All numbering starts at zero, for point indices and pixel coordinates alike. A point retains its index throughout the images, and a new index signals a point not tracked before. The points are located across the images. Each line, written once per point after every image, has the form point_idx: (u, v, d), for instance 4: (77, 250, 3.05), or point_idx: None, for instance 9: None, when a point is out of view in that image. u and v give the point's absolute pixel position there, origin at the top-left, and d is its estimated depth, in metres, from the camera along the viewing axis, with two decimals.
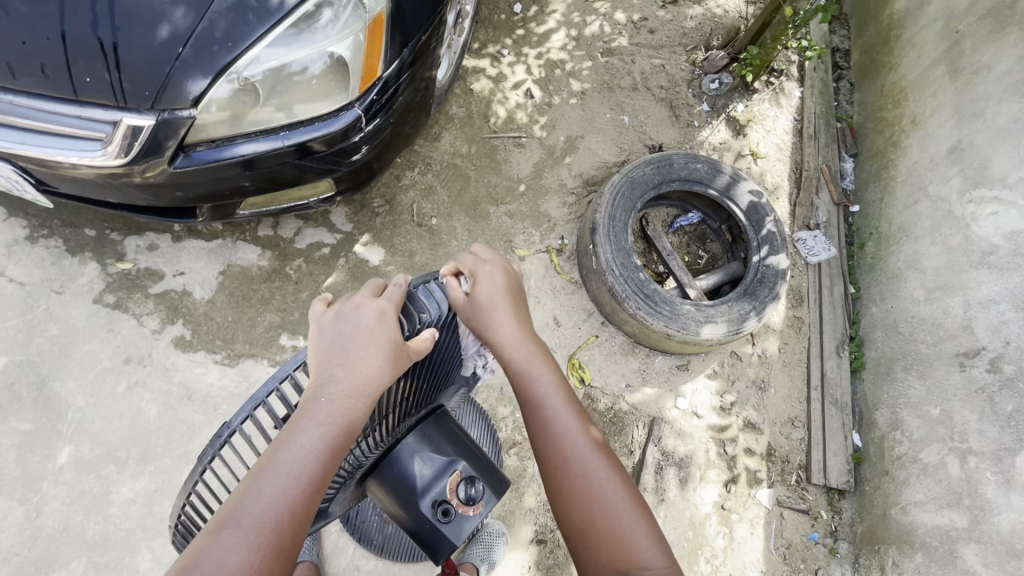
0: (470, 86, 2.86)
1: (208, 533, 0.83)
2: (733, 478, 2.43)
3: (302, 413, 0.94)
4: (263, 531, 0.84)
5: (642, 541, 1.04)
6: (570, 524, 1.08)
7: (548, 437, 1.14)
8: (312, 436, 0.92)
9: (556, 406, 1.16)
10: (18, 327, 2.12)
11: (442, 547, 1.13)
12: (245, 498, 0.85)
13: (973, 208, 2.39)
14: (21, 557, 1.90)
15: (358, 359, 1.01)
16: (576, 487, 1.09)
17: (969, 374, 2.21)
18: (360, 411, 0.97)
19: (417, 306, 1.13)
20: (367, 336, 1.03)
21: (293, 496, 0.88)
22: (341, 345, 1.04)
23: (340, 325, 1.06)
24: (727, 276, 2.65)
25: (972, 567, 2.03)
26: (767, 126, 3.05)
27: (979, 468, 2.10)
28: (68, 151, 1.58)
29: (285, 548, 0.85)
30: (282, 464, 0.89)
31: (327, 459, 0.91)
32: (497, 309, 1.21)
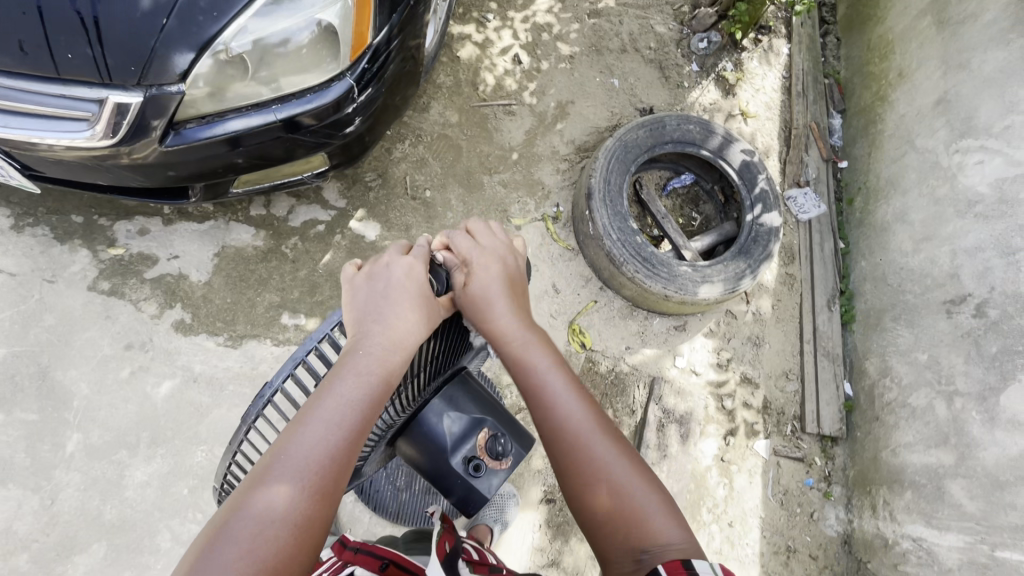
0: (457, 53, 2.80)
1: (255, 474, 0.90)
2: (732, 431, 2.52)
3: (341, 366, 0.99)
4: (309, 475, 0.91)
5: (658, 522, 1.06)
6: (582, 506, 1.11)
7: (557, 432, 1.15)
8: (352, 390, 0.97)
9: (560, 395, 1.17)
10: (13, 318, 2.09)
11: (474, 501, 1.18)
12: (290, 444, 0.92)
13: (959, 158, 2.44)
14: (39, 544, 1.91)
15: (393, 316, 1.05)
16: (588, 468, 1.11)
17: (955, 320, 2.29)
18: (395, 367, 1.01)
19: (442, 261, 1.17)
20: (399, 294, 1.07)
21: (336, 445, 0.94)
22: (377, 301, 1.08)
23: (376, 284, 1.10)
24: (722, 236, 2.69)
25: (958, 501, 2.13)
26: (756, 85, 3.04)
27: (965, 408, 2.19)
28: (53, 132, 1.53)
29: (330, 492, 0.92)
30: (324, 413, 0.95)
31: (366, 411, 0.97)
32: (496, 302, 1.18)
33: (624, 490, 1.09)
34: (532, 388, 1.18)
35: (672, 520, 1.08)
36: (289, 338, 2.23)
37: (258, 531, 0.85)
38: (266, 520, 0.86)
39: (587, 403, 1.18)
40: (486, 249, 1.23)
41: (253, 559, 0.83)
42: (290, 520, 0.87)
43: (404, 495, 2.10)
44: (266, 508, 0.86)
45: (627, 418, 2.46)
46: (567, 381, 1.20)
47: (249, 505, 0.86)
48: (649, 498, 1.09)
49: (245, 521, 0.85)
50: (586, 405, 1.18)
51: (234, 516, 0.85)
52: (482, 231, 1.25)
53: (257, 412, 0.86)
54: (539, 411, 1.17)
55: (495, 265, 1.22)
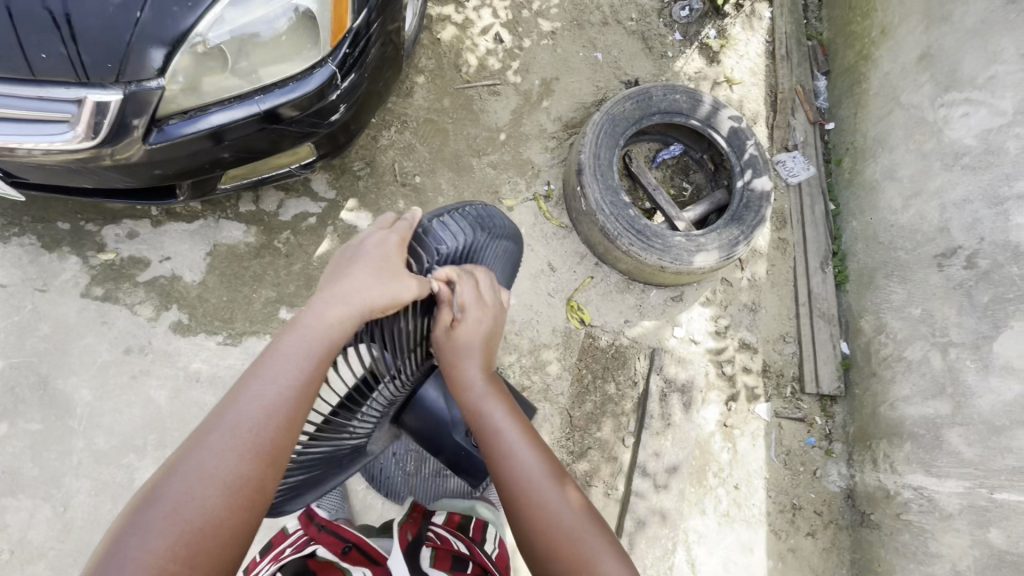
0: (437, 35, 2.76)
1: (197, 434, 0.94)
2: (734, 396, 2.56)
3: (288, 333, 1.04)
4: (247, 435, 0.94)
5: (608, 564, 1.06)
6: (534, 558, 1.09)
7: (506, 482, 1.14)
8: (297, 354, 1.02)
9: (513, 445, 1.17)
10: (8, 329, 2.07)
11: (479, 464, 1.37)
12: (231, 404, 0.97)
13: (944, 112, 2.46)
14: (56, 551, 1.91)
15: (343, 283, 1.11)
16: (536, 520, 1.10)
17: (946, 273, 2.32)
18: (341, 332, 1.06)
19: (434, 240, 1.35)
20: (359, 263, 1.15)
21: (276, 406, 0.98)
22: (338, 271, 1.15)
23: (344, 256, 1.19)
24: (713, 204, 2.69)
25: (956, 448, 2.18)
26: (739, 51, 3.02)
27: (960, 358, 2.23)
28: (32, 137, 1.49)
29: (271, 453, 0.95)
30: (265, 376, 0.99)
31: (307, 374, 1.01)
32: (469, 351, 1.25)
33: (573, 535, 1.09)
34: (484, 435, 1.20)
35: (623, 563, 1.08)
36: None
37: (193, 486, 0.89)
38: (201, 478, 0.90)
39: (538, 451, 1.19)
40: (483, 302, 1.29)
41: (181, 515, 0.86)
42: (227, 479, 0.91)
43: (414, 480, 2.13)
44: (201, 467, 0.90)
45: (629, 391, 2.49)
46: (520, 430, 1.21)
47: (189, 463, 0.91)
48: (598, 542, 1.09)
49: (183, 478, 0.89)
50: (540, 453, 1.18)
51: (172, 475, 0.90)
52: (475, 294, 1.28)
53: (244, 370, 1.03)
54: (493, 461, 1.17)
55: (488, 320, 1.29)
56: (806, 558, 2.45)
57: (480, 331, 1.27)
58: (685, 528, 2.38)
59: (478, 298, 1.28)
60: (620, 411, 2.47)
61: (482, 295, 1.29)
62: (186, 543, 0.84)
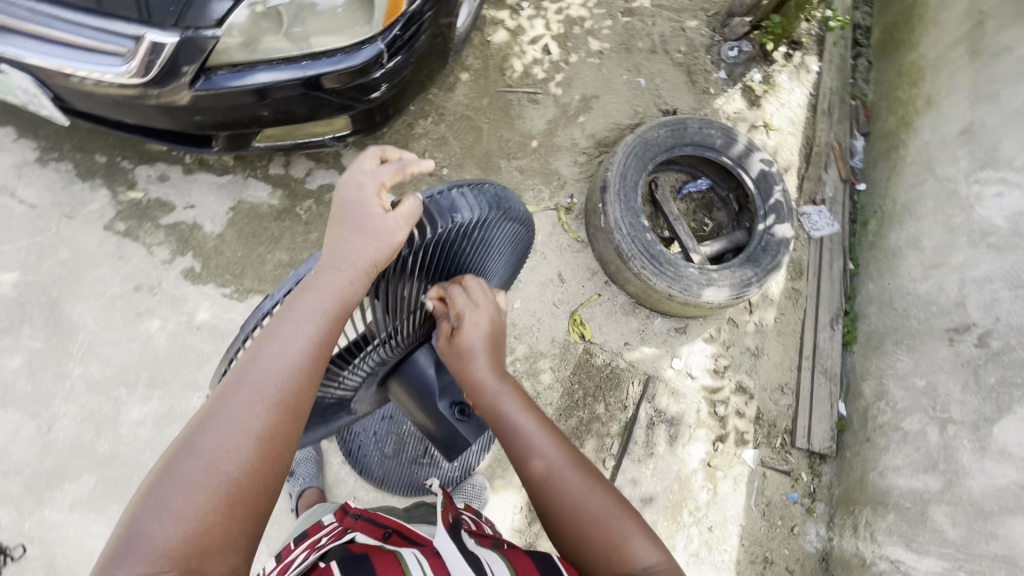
0: (488, 37, 2.82)
1: (220, 391, 0.91)
2: (722, 437, 2.53)
3: (301, 291, 0.99)
4: (269, 391, 0.92)
5: (635, 541, 1.08)
6: (563, 541, 1.13)
7: (530, 473, 1.17)
8: (312, 310, 0.98)
9: (534, 436, 1.19)
10: (29, 248, 2.13)
11: (456, 442, 1.30)
12: (251, 359, 0.93)
13: (978, 189, 2.43)
14: (32, 469, 1.94)
15: (353, 239, 1.03)
16: (561, 506, 1.13)
17: (956, 348, 2.28)
18: (357, 290, 1.01)
19: (449, 206, 1.06)
20: (364, 218, 1.04)
21: (296, 360, 0.95)
22: (342, 223, 1.06)
23: (342, 207, 1.07)
24: (732, 243, 2.69)
25: (940, 526, 2.12)
26: (781, 99, 3.04)
27: (957, 436, 2.18)
28: (87, 64, 1.55)
29: (293, 405, 0.93)
30: (279, 333, 0.95)
31: (323, 331, 0.98)
32: (478, 353, 1.20)
33: (599, 518, 1.11)
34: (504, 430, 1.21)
35: (649, 539, 1.10)
36: None
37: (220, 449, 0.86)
38: (228, 440, 0.87)
39: (558, 439, 1.21)
40: (482, 304, 1.20)
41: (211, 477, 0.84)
42: (253, 432, 0.89)
43: (390, 463, 2.14)
44: (227, 426, 0.88)
45: (618, 413, 2.47)
46: (539, 421, 1.22)
47: (213, 421, 0.88)
48: (625, 521, 1.11)
49: (210, 438, 0.87)
50: (559, 444, 1.19)
51: (199, 433, 0.88)
52: (474, 290, 1.21)
53: (254, 325, 1.01)
54: (515, 454, 1.19)
55: (491, 319, 1.22)
56: None
57: (484, 332, 1.20)
58: None
59: (476, 300, 1.19)
60: (605, 432, 2.45)
61: (481, 297, 1.20)
62: (221, 498, 0.83)
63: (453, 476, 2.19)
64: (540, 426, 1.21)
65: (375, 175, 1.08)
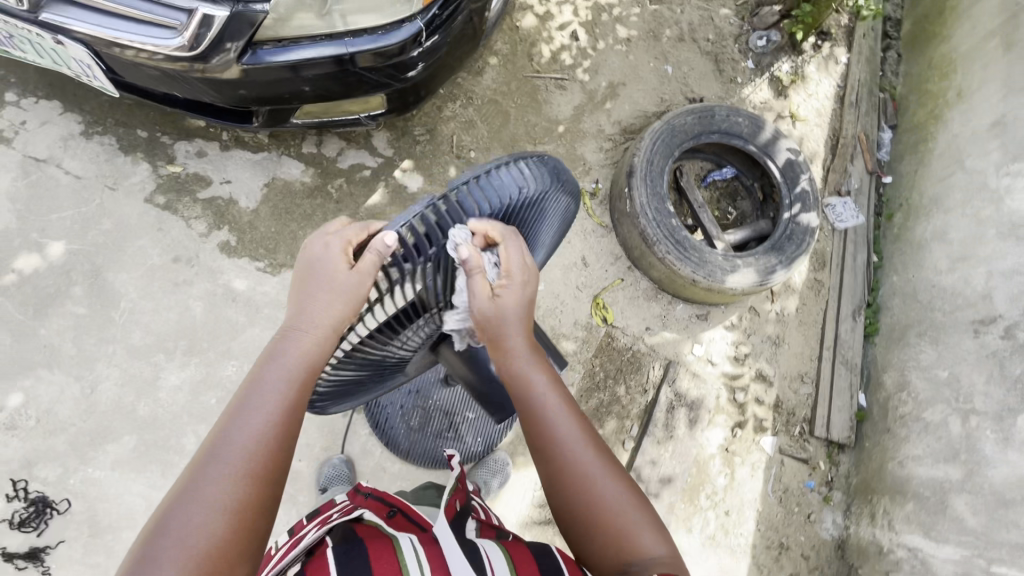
0: (517, 22, 2.84)
1: (190, 471, 0.92)
2: (741, 423, 2.55)
3: (266, 360, 1.03)
4: (236, 463, 0.93)
5: (646, 536, 1.05)
6: (572, 527, 1.10)
7: (547, 453, 1.12)
8: (278, 377, 1.01)
9: (556, 416, 1.14)
10: (74, 218, 2.21)
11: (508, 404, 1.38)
12: (218, 440, 0.95)
13: (1008, 181, 2.42)
14: (76, 428, 2.03)
15: (313, 307, 1.02)
16: (576, 493, 1.09)
17: (982, 340, 2.28)
18: (322, 351, 1.04)
19: (501, 180, 1.03)
20: (322, 286, 1.02)
21: (262, 431, 0.97)
22: (300, 292, 1.04)
23: (299, 272, 1.05)
24: (756, 232, 2.70)
25: (960, 515, 2.13)
26: (809, 90, 3.03)
27: (980, 427, 2.18)
28: (142, 37, 1.61)
29: (262, 473, 0.95)
30: (246, 406, 0.98)
31: (292, 394, 1.01)
32: (513, 320, 1.13)
33: (613, 508, 1.07)
34: (526, 404, 1.15)
35: (659, 534, 1.07)
36: None
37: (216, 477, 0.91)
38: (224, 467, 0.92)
39: (580, 423, 1.15)
40: (525, 264, 1.12)
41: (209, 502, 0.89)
42: (224, 504, 0.90)
43: (416, 436, 2.20)
44: (227, 453, 0.94)
45: (638, 396, 2.50)
46: (564, 401, 1.16)
47: (186, 496, 0.89)
48: (638, 514, 1.08)
49: (182, 514, 0.87)
50: (577, 425, 1.14)
51: (173, 509, 0.88)
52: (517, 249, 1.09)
53: None
54: (535, 434, 1.14)
55: (529, 284, 1.14)
56: None
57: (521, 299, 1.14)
58: None
59: (522, 260, 1.10)
60: (625, 414, 2.48)
61: (525, 254, 1.11)
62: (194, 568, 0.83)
63: (476, 451, 2.26)
64: (561, 403, 1.15)
65: (340, 235, 1.04)
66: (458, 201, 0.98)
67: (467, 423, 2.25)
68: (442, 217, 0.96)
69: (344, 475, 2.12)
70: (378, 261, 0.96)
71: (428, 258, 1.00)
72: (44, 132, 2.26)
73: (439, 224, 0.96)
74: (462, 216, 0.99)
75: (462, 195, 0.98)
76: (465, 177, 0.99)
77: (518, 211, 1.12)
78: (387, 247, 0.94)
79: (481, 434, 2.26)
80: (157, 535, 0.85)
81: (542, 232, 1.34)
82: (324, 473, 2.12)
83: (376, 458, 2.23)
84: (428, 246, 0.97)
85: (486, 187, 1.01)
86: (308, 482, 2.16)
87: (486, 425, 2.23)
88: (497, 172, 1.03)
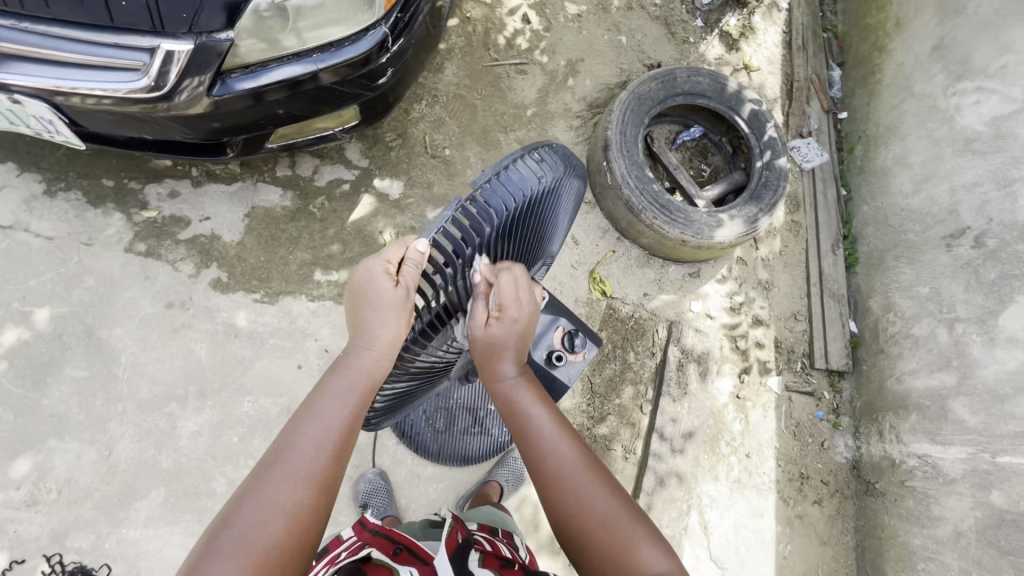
0: (467, 13, 2.82)
1: (256, 473, 0.95)
2: (747, 369, 2.66)
3: (333, 372, 1.08)
4: (302, 468, 0.96)
5: (644, 549, 1.03)
6: (571, 547, 1.08)
7: (540, 477, 1.11)
8: (342, 389, 1.05)
9: (547, 431, 1.14)
10: (54, 280, 2.13)
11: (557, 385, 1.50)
12: (285, 445, 0.98)
13: (957, 99, 2.57)
14: (101, 492, 1.99)
15: (374, 322, 1.09)
16: (570, 511, 1.07)
17: (955, 253, 2.43)
18: (384, 368, 1.10)
19: (518, 173, 1.16)
20: (383, 302, 1.09)
21: (328, 439, 1.00)
22: (360, 310, 1.11)
23: (357, 293, 1.13)
24: (732, 185, 2.79)
25: (961, 417, 2.29)
26: (758, 41, 3.12)
27: (966, 333, 2.34)
28: (102, 83, 1.55)
29: (324, 481, 0.97)
30: (311, 416, 1.02)
31: (353, 408, 1.05)
32: (507, 344, 1.16)
33: (608, 525, 1.05)
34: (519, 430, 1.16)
35: (658, 546, 1.05)
36: (323, 294, 2.30)
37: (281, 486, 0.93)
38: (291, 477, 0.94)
39: (572, 441, 1.14)
40: (521, 298, 1.15)
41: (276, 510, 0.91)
42: (288, 508, 0.91)
43: (444, 436, 2.22)
44: (293, 464, 0.96)
45: (648, 360, 2.58)
46: (554, 419, 1.16)
47: (253, 497, 0.91)
48: (635, 527, 1.05)
49: (249, 513, 0.90)
50: (572, 442, 1.14)
51: (240, 509, 0.90)
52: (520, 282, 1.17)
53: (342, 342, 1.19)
54: (527, 454, 1.13)
55: (523, 319, 1.16)
56: (812, 525, 2.55)
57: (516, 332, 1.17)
58: (699, 492, 2.47)
59: (518, 290, 1.15)
60: (638, 380, 2.55)
61: (519, 285, 1.15)
62: None
63: (504, 440, 2.32)
64: (553, 424, 1.16)
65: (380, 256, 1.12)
66: (482, 200, 1.11)
67: (492, 415, 2.29)
68: (471, 217, 1.09)
69: (381, 488, 2.14)
70: (417, 271, 1.10)
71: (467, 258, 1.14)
72: (5, 198, 2.17)
73: (469, 224, 1.10)
74: (488, 212, 1.12)
75: (485, 193, 1.11)
76: (486, 176, 1.12)
77: (539, 200, 1.24)
78: (421, 254, 1.09)
79: (506, 424, 2.31)
80: (224, 530, 0.88)
81: (558, 219, 1.44)
82: (360, 490, 2.13)
83: (408, 466, 2.25)
84: (463, 247, 1.11)
85: (504, 182, 1.14)
86: (346, 501, 2.18)
87: None
88: (512, 168, 1.16)
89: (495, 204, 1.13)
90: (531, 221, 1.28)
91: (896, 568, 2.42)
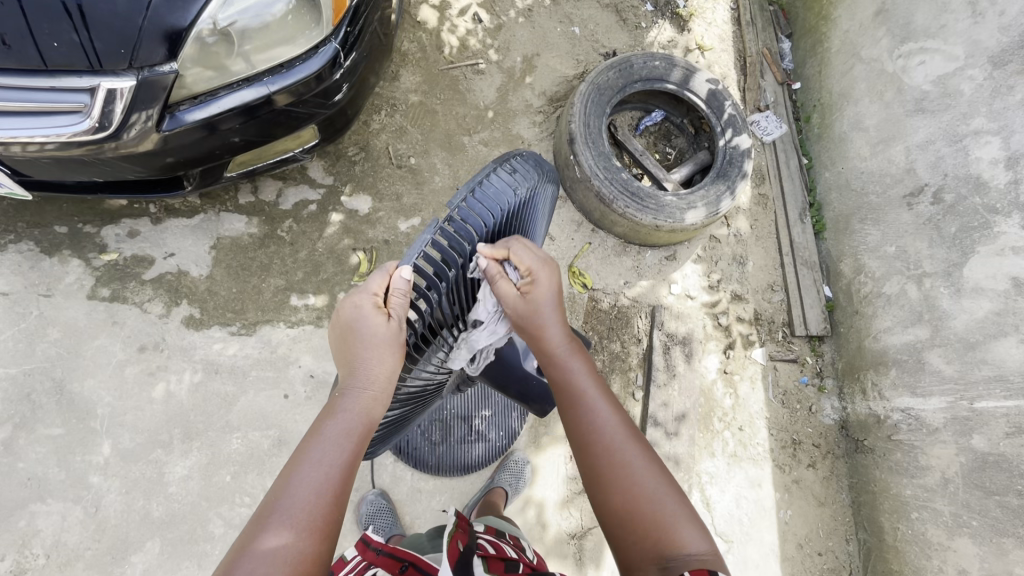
0: (416, 18, 2.77)
1: (257, 520, 0.93)
2: (731, 345, 2.71)
3: (328, 415, 1.05)
4: (302, 514, 0.94)
5: (683, 529, 1.05)
6: (608, 520, 1.10)
7: (585, 438, 1.15)
8: (339, 432, 1.03)
9: (593, 398, 1.18)
10: (15, 337, 2.05)
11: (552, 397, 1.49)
12: (283, 490, 0.96)
13: (903, 62, 2.63)
14: (93, 550, 1.92)
15: (367, 360, 1.06)
16: (617, 480, 1.10)
17: (916, 210, 2.51)
18: (380, 404, 1.07)
19: (497, 188, 1.17)
20: (373, 337, 1.07)
21: (327, 481, 0.98)
22: (352, 346, 1.09)
23: (347, 331, 1.11)
24: (698, 164, 2.83)
25: (938, 367, 2.37)
26: (708, 19, 3.15)
27: (934, 286, 2.42)
28: (42, 130, 1.48)
29: (326, 526, 0.95)
30: (309, 459, 1.00)
31: (352, 449, 1.03)
32: (546, 310, 1.20)
33: (648, 498, 1.08)
34: (567, 391, 1.20)
35: (698, 529, 1.06)
36: (302, 319, 2.25)
37: (282, 533, 0.91)
38: (293, 523, 0.92)
39: (618, 412, 1.18)
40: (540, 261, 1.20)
41: (277, 559, 0.88)
42: (291, 558, 0.89)
43: (441, 449, 2.24)
44: (293, 511, 0.94)
45: (634, 347, 2.61)
46: (598, 386, 1.20)
47: (251, 547, 0.88)
48: (675, 506, 1.08)
49: (247, 565, 0.86)
50: (617, 413, 1.18)
51: (240, 562, 0.86)
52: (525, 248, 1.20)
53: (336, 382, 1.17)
54: (573, 416, 1.18)
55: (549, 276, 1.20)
56: (809, 487, 2.63)
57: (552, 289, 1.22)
58: (698, 471, 2.51)
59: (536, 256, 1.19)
60: (627, 367, 2.59)
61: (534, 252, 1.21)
62: None
63: (502, 444, 2.32)
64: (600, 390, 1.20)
65: (366, 290, 1.10)
66: (460, 218, 1.10)
67: (486, 421, 2.33)
68: (450, 238, 1.08)
69: (384, 508, 2.11)
70: (404, 300, 1.06)
71: (448, 281, 1.11)
72: None
73: (448, 244, 1.08)
74: (465, 230, 1.11)
75: (463, 212, 1.10)
76: (461, 194, 1.11)
77: (515, 213, 1.25)
78: (407, 282, 1.03)
79: (502, 427, 2.33)
80: None
81: (536, 227, 1.43)
82: (363, 512, 2.11)
83: (409, 482, 2.22)
84: (445, 268, 1.09)
85: (480, 199, 1.14)
86: (349, 525, 2.15)
87: (506, 417, 2.34)
88: (487, 182, 1.16)
89: (474, 222, 1.13)
90: (512, 233, 1.29)
91: (891, 519, 2.50)
